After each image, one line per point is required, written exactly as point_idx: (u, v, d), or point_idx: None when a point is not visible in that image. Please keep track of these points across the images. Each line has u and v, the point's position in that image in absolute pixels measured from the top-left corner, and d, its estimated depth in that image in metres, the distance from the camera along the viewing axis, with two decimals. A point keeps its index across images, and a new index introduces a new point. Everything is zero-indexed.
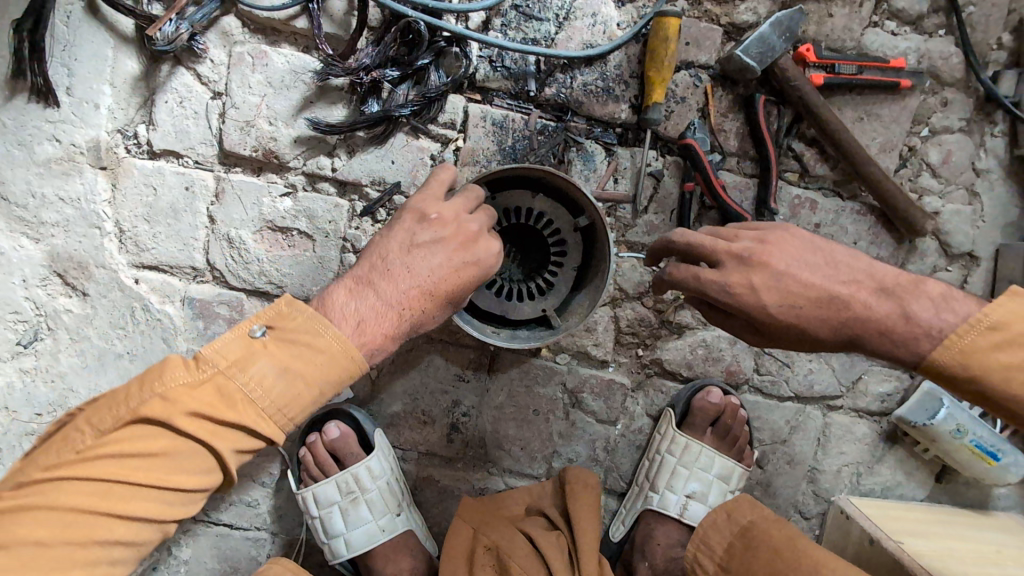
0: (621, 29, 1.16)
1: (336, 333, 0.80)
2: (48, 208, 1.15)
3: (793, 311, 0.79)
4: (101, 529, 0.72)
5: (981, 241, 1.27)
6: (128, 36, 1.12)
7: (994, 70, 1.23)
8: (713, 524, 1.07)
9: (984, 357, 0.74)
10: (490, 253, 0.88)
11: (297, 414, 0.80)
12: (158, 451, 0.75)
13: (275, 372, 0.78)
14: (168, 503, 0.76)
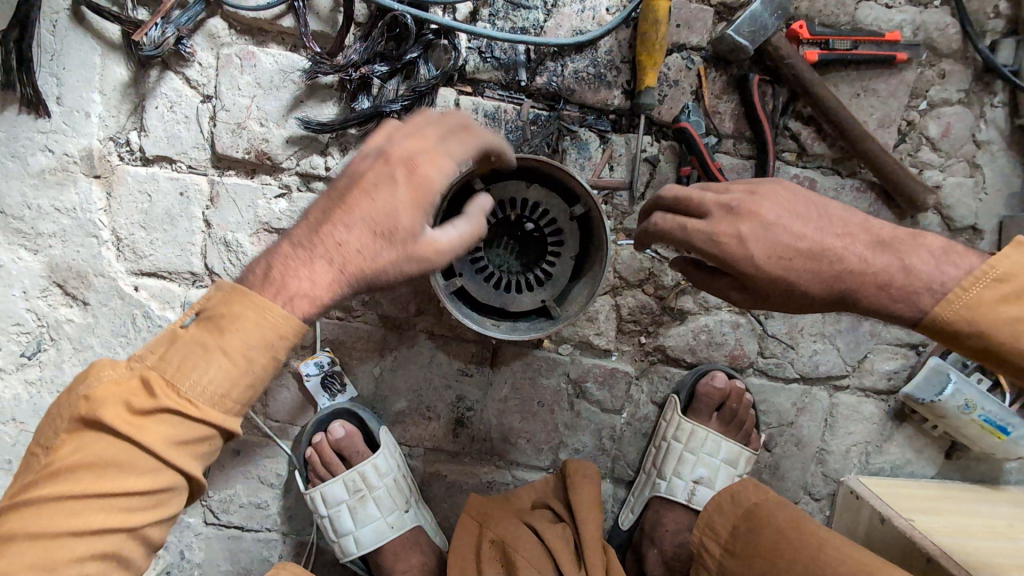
0: (610, 13, 1.15)
1: (254, 297, 0.71)
2: (45, 219, 1.15)
3: (782, 264, 0.77)
4: (61, 549, 0.65)
5: (985, 214, 1.25)
6: (115, 43, 1.12)
7: (992, 39, 1.21)
8: (718, 507, 1.07)
9: (990, 309, 0.73)
10: (419, 178, 0.76)
11: (237, 391, 0.71)
12: (96, 457, 0.67)
13: (204, 350, 0.70)
14: (129, 511, 0.68)
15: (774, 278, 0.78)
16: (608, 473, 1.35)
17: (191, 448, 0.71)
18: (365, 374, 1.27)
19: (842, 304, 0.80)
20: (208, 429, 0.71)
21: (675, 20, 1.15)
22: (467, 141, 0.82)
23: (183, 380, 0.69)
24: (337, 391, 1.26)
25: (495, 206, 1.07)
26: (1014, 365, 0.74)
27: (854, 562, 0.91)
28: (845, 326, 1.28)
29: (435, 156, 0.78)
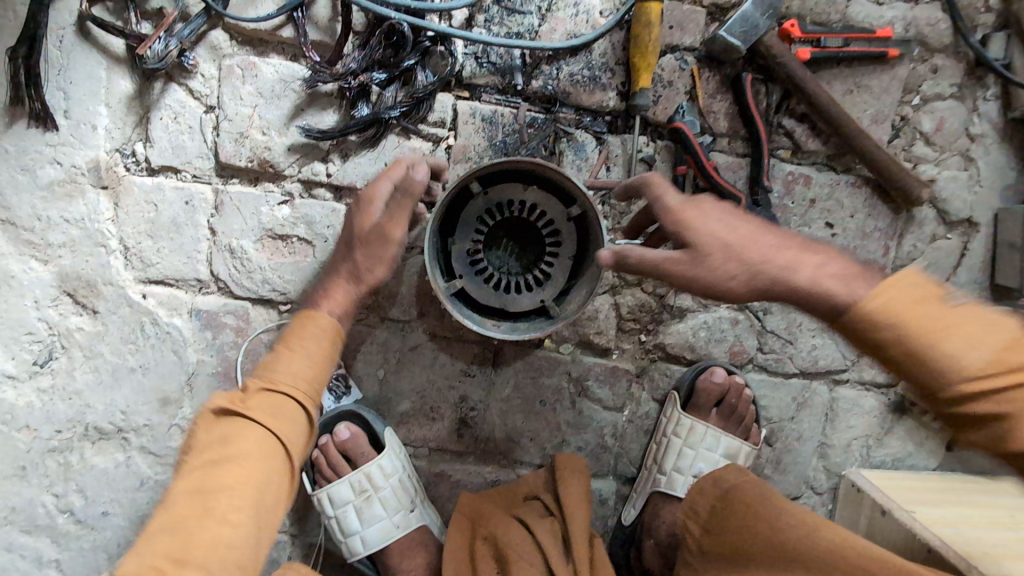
0: (604, 17, 1.17)
1: (298, 324, 1.03)
2: (54, 229, 1.18)
3: (736, 232, 0.85)
4: (217, 511, 0.87)
5: (979, 206, 1.26)
6: (120, 57, 1.14)
7: (983, 33, 1.22)
8: (699, 491, 1.11)
9: (905, 303, 0.80)
10: (372, 197, 1.03)
11: (311, 372, 1.02)
12: (235, 434, 0.94)
13: (277, 351, 1.02)
14: (265, 461, 0.94)
15: (728, 241, 0.85)
16: (611, 470, 1.36)
17: (294, 419, 0.98)
18: (369, 377, 1.29)
19: (776, 292, 0.85)
20: (294, 403, 0.99)
21: (667, 22, 1.17)
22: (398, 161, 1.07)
23: (274, 370, 1.00)
24: (343, 394, 1.29)
25: (494, 209, 1.09)
26: (924, 363, 0.79)
27: (809, 530, 0.96)
28: None
29: (375, 180, 1.04)
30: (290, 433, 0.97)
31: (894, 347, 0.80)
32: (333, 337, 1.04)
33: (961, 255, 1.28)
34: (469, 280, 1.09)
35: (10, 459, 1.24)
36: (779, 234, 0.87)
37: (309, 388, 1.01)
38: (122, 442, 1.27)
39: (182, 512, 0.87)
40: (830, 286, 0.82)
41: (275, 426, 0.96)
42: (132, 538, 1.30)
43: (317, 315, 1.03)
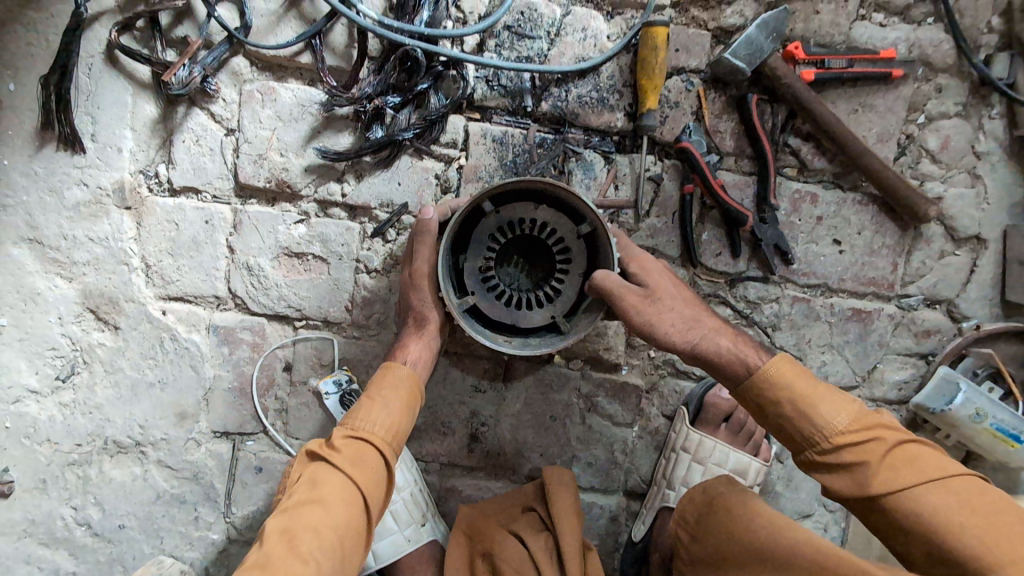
0: (611, 41, 1.20)
1: (388, 371, 1.07)
2: (79, 248, 1.22)
3: (672, 292, 1.07)
4: (308, 549, 0.90)
5: (987, 223, 1.27)
6: (145, 82, 1.18)
7: (986, 53, 1.23)
8: (689, 500, 1.15)
9: (801, 373, 0.99)
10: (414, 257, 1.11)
11: (402, 420, 1.04)
12: (326, 473, 0.97)
13: (360, 399, 1.05)
14: (352, 507, 0.95)
15: (670, 299, 1.05)
16: (622, 487, 1.37)
17: (380, 468, 1.00)
18: None
19: (700, 348, 1.05)
20: (376, 453, 1.00)
21: (673, 45, 1.20)
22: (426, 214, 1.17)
23: (356, 416, 1.02)
24: None
25: (506, 228, 1.11)
26: (814, 416, 0.96)
27: (777, 527, 1.00)
28: (853, 337, 1.30)
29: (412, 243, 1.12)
30: (372, 482, 0.99)
31: (778, 407, 0.98)
32: (413, 387, 1.07)
33: (970, 272, 1.29)
34: (482, 296, 1.10)
35: (32, 471, 1.28)
36: (697, 306, 1.09)
37: (389, 436, 1.02)
38: (140, 456, 1.30)
39: (272, 552, 0.90)
40: (742, 347, 1.04)
41: (361, 473, 0.98)
42: (148, 551, 1.32)
43: (399, 364, 1.08)
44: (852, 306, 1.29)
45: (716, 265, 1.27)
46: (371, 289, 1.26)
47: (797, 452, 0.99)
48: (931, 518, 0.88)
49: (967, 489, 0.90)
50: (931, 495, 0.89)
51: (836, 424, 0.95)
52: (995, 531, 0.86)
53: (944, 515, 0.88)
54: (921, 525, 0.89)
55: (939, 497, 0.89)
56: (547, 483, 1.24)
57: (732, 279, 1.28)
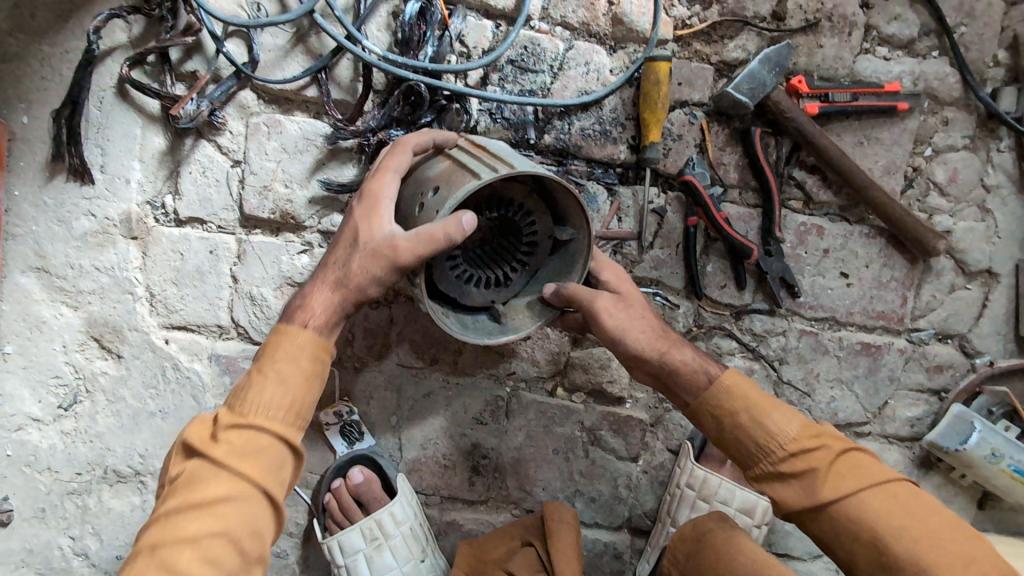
0: (614, 74, 1.21)
1: (286, 339, 0.92)
2: (85, 277, 1.23)
3: (633, 298, 1.03)
4: (187, 559, 0.78)
5: (998, 257, 1.25)
6: (154, 115, 1.20)
7: (993, 86, 1.23)
8: (679, 538, 1.12)
9: (750, 387, 0.96)
10: (374, 230, 0.94)
11: (302, 395, 0.90)
12: (207, 469, 0.84)
13: (250, 376, 0.90)
14: (242, 498, 0.84)
15: (632, 304, 1.01)
16: (625, 522, 1.35)
17: (277, 451, 0.88)
18: (383, 425, 1.30)
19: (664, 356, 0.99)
20: (273, 438, 0.88)
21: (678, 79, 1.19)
22: (404, 149, 0.98)
23: (245, 400, 0.88)
24: (357, 439, 1.27)
25: (489, 200, 0.95)
26: (770, 429, 0.92)
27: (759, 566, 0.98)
28: (863, 371, 1.27)
29: (376, 215, 0.95)
30: (268, 470, 0.86)
31: (739, 415, 0.94)
32: (315, 354, 0.93)
33: (981, 307, 1.27)
34: (438, 261, 0.95)
35: (32, 500, 1.28)
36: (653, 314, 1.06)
37: (289, 417, 0.89)
38: (139, 485, 1.30)
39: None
40: (698, 356, 1.00)
41: (249, 464, 0.85)
42: None
43: (296, 330, 0.93)
44: (861, 340, 1.26)
45: (721, 297, 1.25)
46: (372, 320, 1.25)
47: (749, 466, 0.94)
48: (881, 530, 0.85)
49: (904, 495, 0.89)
50: (876, 502, 0.87)
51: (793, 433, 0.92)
52: (938, 539, 0.84)
53: (892, 523, 0.85)
54: (870, 533, 0.86)
55: (885, 505, 0.87)
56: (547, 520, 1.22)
57: (737, 311, 1.26)
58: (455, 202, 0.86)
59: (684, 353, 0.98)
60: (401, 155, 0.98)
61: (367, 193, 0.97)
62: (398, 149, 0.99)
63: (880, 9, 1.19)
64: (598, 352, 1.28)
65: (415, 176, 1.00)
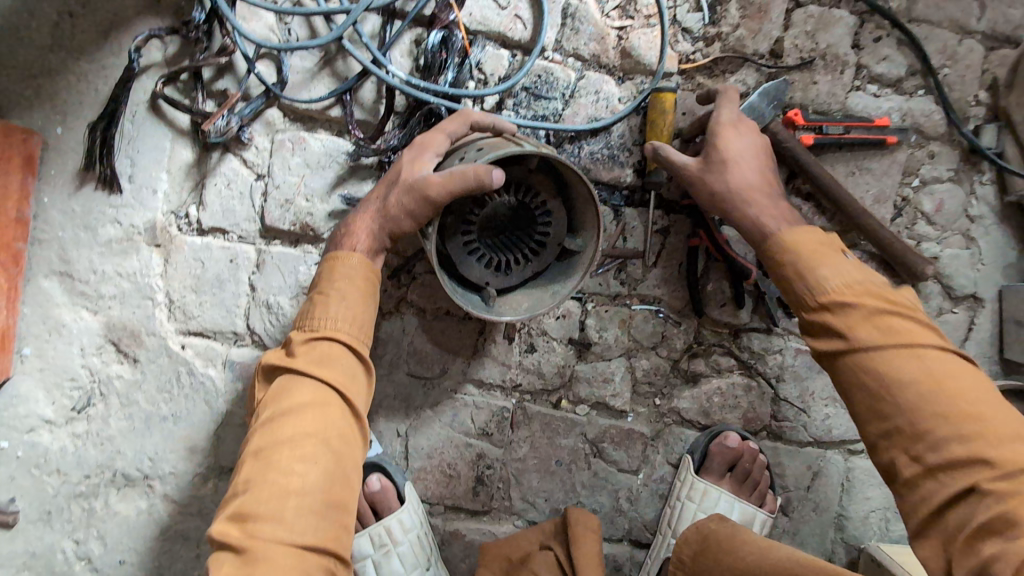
0: (622, 103, 1.28)
1: (344, 261, 0.97)
2: (107, 282, 1.27)
3: (739, 150, 1.07)
4: (289, 456, 0.82)
5: (983, 283, 1.32)
6: (184, 130, 1.26)
7: (975, 123, 1.31)
8: (685, 540, 1.19)
9: (813, 248, 0.99)
10: (417, 167, 0.99)
11: (363, 313, 0.95)
12: (291, 380, 0.88)
13: (313, 299, 0.95)
14: (328, 400, 0.87)
15: (739, 153, 1.07)
16: (626, 535, 1.37)
17: (349, 359, 0.92)
18: (391, 433, 1.33)
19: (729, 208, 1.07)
20: (342, 348, 0.92)
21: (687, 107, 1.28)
22: (465, 119, 1.05)
23: (311, 319, 0.93)
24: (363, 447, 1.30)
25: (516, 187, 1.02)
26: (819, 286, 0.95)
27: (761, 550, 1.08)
28: None
29: (419, 157, 1.01)
30: (345, 376, 0.90)
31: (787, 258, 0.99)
32: (368, 275, 0.98)
33: (968, 330, 1.33)
34: (453, 227, 1.02)
35: (39, 503, 1.30)
36: (760, 165, 1.08)
37: (354, 329, 0.93)
38: (146, 490, 1.32)
39: (252, 476, 0.81)
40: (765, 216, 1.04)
41: (323, 372, 0.88)
42: None
43: (348, 253, 0.98)
44: None
45: (720, 316, 1.31)
46: (385, 330, 1.29)
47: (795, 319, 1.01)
48: (897, 393, 0.88)
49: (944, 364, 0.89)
50: (902, 365, 0.88)
51: (848, 289, 0.94)
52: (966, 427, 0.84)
53: (907, 393, 0.87)
54: (873, 387, 0.90)
55: (916, 375, 0.88)
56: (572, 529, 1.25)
57: (735, 329, 1.32)
58: (489, 159, 0.92)
59: (745, 215, 1.06)
60: (460, 125, 1.05)
61: (420, 142, 1.03)
62: (459, 118, 1.05)
63: (870, 50, 1.28)
64: (602, 366, 1.32)
65: (461, 146, 1.07)
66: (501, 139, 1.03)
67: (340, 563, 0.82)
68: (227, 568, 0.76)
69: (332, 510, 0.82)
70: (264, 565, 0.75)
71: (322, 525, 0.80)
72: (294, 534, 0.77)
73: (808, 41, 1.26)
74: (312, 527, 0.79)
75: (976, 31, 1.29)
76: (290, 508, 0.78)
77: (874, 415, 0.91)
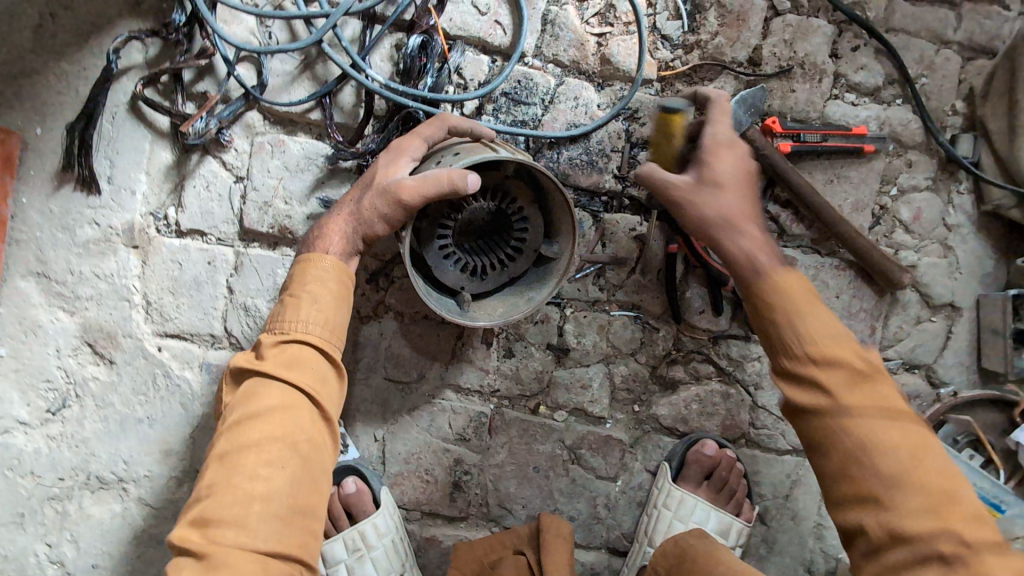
0: (601, 109, 1.28)
1: (317, 262, 0.94)
2: (84, 283, 1.27)
3: (730, 175, 0.98)
4: (254, 461, 0.78)
5: (961, 291, 1.32)
6: (163, 131, 1.26)
7: (952, 133, 1.32)
8: (662, 554, 1.17)
9: (799, 290, 0.90)
10: (392, 170, 0.98)
11: (336, 314, 0.91)
12: (259, 382, 0.85)
13: (284, 301, 0.92)
14: (297, 404, 0.83)
15: (729, 178, 0.98)
16: (604, 543, 1.36)
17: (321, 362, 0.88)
18: (368, 438, 1.32)
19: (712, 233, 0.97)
20: (313, 351, 0.88)
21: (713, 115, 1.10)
22: (443, 122, 1.03)
23: (281, 321, 0.89)
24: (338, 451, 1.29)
25: (492, 192, 1.02)
26: (807, 332, 0.87)
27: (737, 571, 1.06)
28: None
29: (395, 161, 0.99)
30: (315, 380, 0.86)
31: (769, 292, 0.90)
32: (342, 276, 0.94)
33: (946, 339, 1.33)
34: (428, 232, 1.02)
35: (12, 505, 1.29)
36: (750, 194, 0.98)
37: (326, 332, 0.89)
38: (121, 493, 1.31)
39: (215, 481, 0.78)
40: (754, 243, 0.93)
41: (293, 375, 0.85)
42: None
43: (320, 255, 0.94)
44: None
45: (699, 322, 1.30)
46: (362, 334, 1.29)
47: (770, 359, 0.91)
48: (873, 456, 0.81)
49: (916, 431, 0.84)
50: (880, 427, 0.82)
51: (831, 337, 0.86)
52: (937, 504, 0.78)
53: (884, 456, 0.81)
54: (850, 447, 0.82)
55: (893, 441, 0.81)
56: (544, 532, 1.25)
57: (715, 336, 1.32)
58: (464, 164, 0.91)
59: (734, 241, 0.94)
60: (438, 128, 1.04)
61: (397, 146, 1.01)
62: (437, 121, 1.04)
63: (847, 59, 1.29)
64: (580, 371, 1.32)
65: (438, 150, 1.05)
66: (478, 143, 1.02)
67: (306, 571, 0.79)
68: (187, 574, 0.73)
69: (297, 517, 0.78)
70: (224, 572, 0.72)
71: (287, 531, 0.77)
72: (257, 541, 0.74)
73: (786, 49, 1.27)
74: (277, 534, 0.76)
75: (952, 42, 1.30)
76: (254, 514, 0.75)
77: (845, 476, 0.83)
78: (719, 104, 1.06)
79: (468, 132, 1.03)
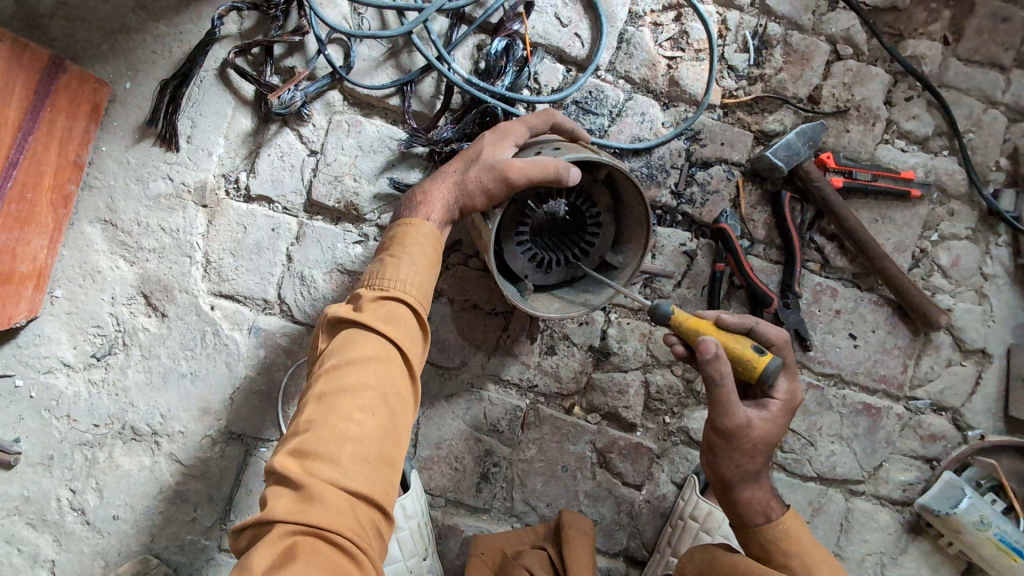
0: (665, 127, 1.34)
1: (416, 227, 0.99)
2: (148, 235, 1.30)
3: (782, 424, 1.02)
4: (350, 406, 0.82)
5: (993, 339, 1.37)
6: (247, 100, 1.31)
7: (994, 187, 1.38)
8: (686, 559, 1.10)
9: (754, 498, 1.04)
10: (495, 151, 1.04)
11: (428, 279, 0.96)
12: (357, 333, 0.89)
13: (383, 259, 0.97)
14: (390, 358, 0.88)
15: (777, 429, 1.02)
16: (623, 550, 1.37)
17: (411, 323, 0.93)
18: None
19: (740, 464, 1.02)
20: (407, 309, 0.93)
21: (751, 317, 0.97)
22: (549, 117, 1.13)
23: (380, 277, 0.94)
24: None
25: (576, 191, 1.08)
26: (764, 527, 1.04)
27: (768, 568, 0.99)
28: (862, 431, 1.36)
29: (500, 143, 1.06)
30: (407, 337, 0.91)
31: (752, 516, 1.05)
32: (436, 247, 1.00)
33: (975, 384, 1.37)
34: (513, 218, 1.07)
35: (42, 446, 1.29)
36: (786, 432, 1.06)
37: (420, 295, 0.94)
38: (152, 446, 1.31)
39: (313, 418, 0.82)
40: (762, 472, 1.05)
41: (390, 330, 0.89)
42: (135, 549, 1.30)
43: (421, 221, 1.00)
44: (862, 400, 1.36)
45: None
46: None
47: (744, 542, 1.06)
48: None
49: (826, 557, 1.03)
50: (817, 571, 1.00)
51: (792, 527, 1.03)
52: None
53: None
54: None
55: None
56: (564, 527, 1.25)
57: None
58: (567, 158, 0.98)
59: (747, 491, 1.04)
60: (543, 121, 1.13)
61: (504, 129, 1.09)
62: (544, 115, 1.13)
63: (900, 108, 1.36)
64: (619, 376, 1.35)
65: (535, 141, 1.12)
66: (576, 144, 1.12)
67: (382, 518, 0.82)
68: (283, 502, 0.76)
69: (382, 464, 0.82)
70: (316, 504, 0.75)
71: (373, 476, 0.81)
72: (347, 479, 0.78)
73: (844, 92, 1.34)
74: (364, 477, 0.80)
75: (1000, 103, 1.38)
76: (347, 454, 0.79)
77: None
78: (789, 358, 1.00)
79: (568, 133, 1.16)
